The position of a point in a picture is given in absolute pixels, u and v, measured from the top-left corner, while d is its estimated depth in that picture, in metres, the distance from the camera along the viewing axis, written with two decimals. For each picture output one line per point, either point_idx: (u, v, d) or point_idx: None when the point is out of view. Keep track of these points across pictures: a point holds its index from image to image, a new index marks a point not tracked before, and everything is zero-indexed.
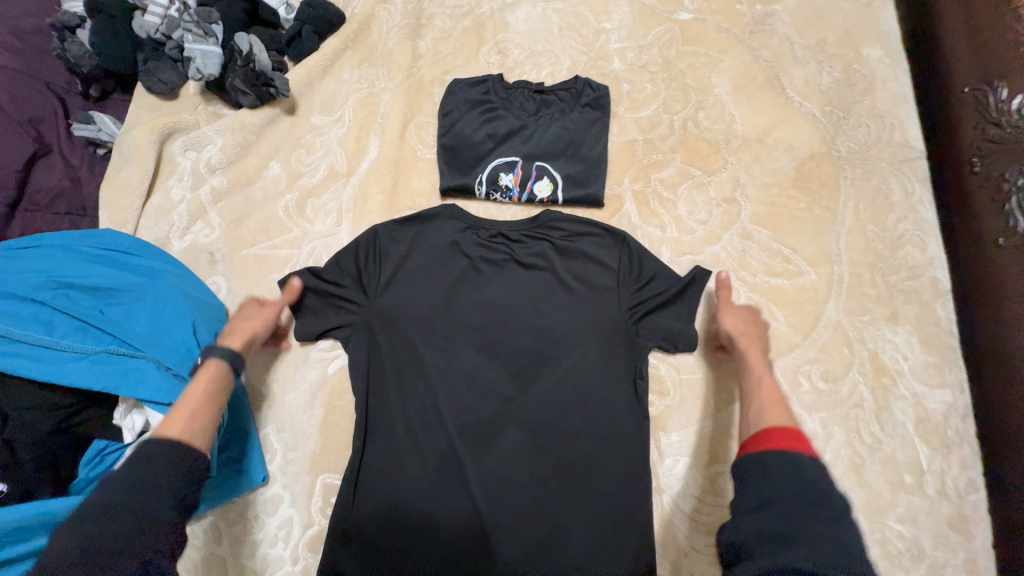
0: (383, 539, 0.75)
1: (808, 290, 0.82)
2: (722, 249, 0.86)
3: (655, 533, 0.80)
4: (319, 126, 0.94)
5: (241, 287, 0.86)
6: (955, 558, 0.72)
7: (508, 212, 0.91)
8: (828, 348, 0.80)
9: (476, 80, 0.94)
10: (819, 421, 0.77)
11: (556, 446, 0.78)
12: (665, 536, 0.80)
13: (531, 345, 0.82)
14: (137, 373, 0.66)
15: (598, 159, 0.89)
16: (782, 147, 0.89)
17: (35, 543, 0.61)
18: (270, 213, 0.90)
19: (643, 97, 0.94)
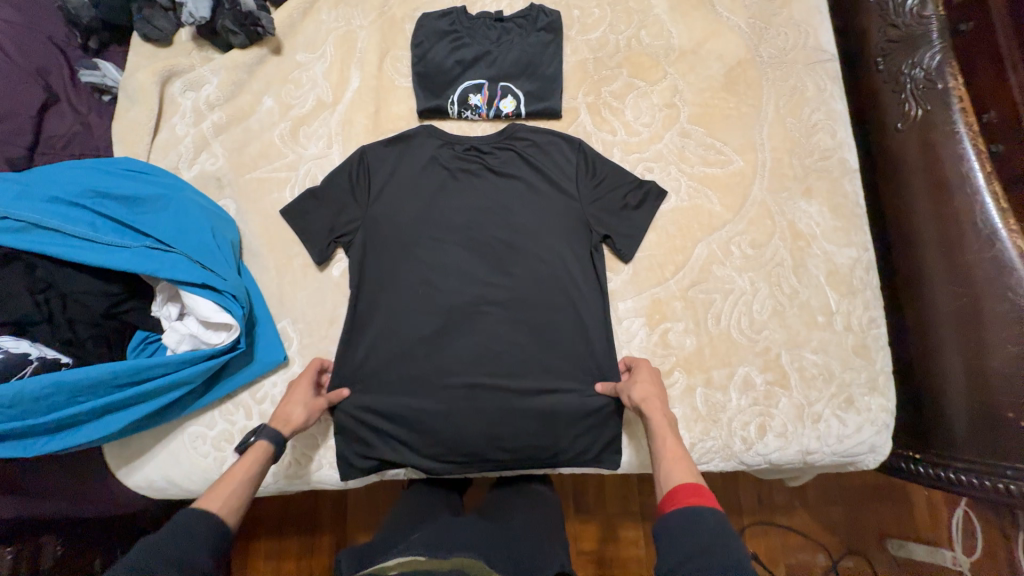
0: (392, 402, 0.90)
1: (737, 175, 0.97)
2: (665, 146, 1.00)
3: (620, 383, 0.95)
4: (304, 63, 1.04)
5: (247, 205, 0.98)
6: (858, 377, 0.90)
7: (478, 128, 1.03)
8: (755, 221, 0.95)
9: (443, 13, 1.05)
10: (748, 279, 0.93)
11: (531, 318, 0.93)
12: None
13: (506, 239, 0.96)
14: (171, 261, 0.78)
15: (554, 76, 1.02)
16: (713, 57, 1.03)
17: (99, 400, 0.76)
18: (267, 140, 1.01)
19: (591, 22, 1.06)
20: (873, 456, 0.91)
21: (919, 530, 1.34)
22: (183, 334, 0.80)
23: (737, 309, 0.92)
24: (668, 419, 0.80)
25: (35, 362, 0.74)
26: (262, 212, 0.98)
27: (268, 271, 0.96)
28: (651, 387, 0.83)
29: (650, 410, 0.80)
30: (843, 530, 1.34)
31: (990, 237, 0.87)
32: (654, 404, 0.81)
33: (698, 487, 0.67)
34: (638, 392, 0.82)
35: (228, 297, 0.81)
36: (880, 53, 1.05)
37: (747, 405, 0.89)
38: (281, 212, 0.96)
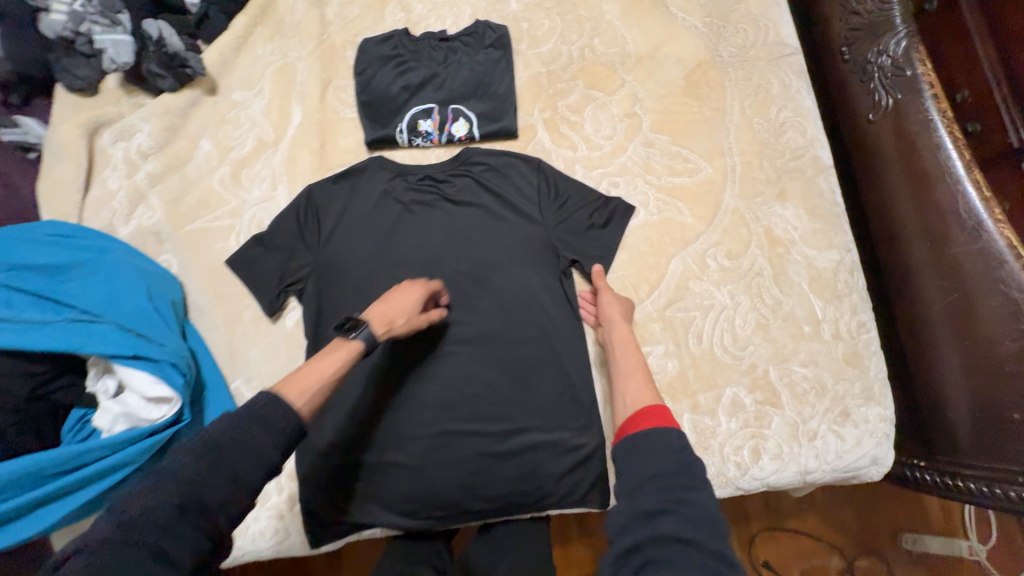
0: (361, 457, 0.84)
1: (706, 183, 0.92)
2: (629, 158, 0.95)
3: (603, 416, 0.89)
4: (241, 102, 0.98)
5: (190, 258, 0.91)
6: (853, 388, 0.84)
7: (432, 155, 0.97)
8: (729, 231, 0.90)
9: (384, 37, 1.00)
10: (727, 292, 0.87)
11: (503, 355, 0.87)
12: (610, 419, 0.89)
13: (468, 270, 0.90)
14: (100, 333, 0.72)
15: (506, 94, 0.97)
16: (671, 60, 0.98)
17: (24, 498, 0.68)
18: (207, 188, 0.94)
19: (541, 33, 1.01)
20: (876, 469, 0.86)
21: (931, 522, 1.28)
22: (116, 413, 0.72)
23: (719, 326, 0.86)
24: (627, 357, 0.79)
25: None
26: (206, 265, 0.91)
27: (217, 329, 0.89)
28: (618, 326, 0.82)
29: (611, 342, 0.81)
30: (856, 530, 1.28)
31: (975, 228, 0.82)
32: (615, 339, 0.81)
33: (649, 408, 0.66)
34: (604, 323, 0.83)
35: (167, 365, 0.75)
36: (844, 42, 1.01)
37: (738, 429, 0.83)
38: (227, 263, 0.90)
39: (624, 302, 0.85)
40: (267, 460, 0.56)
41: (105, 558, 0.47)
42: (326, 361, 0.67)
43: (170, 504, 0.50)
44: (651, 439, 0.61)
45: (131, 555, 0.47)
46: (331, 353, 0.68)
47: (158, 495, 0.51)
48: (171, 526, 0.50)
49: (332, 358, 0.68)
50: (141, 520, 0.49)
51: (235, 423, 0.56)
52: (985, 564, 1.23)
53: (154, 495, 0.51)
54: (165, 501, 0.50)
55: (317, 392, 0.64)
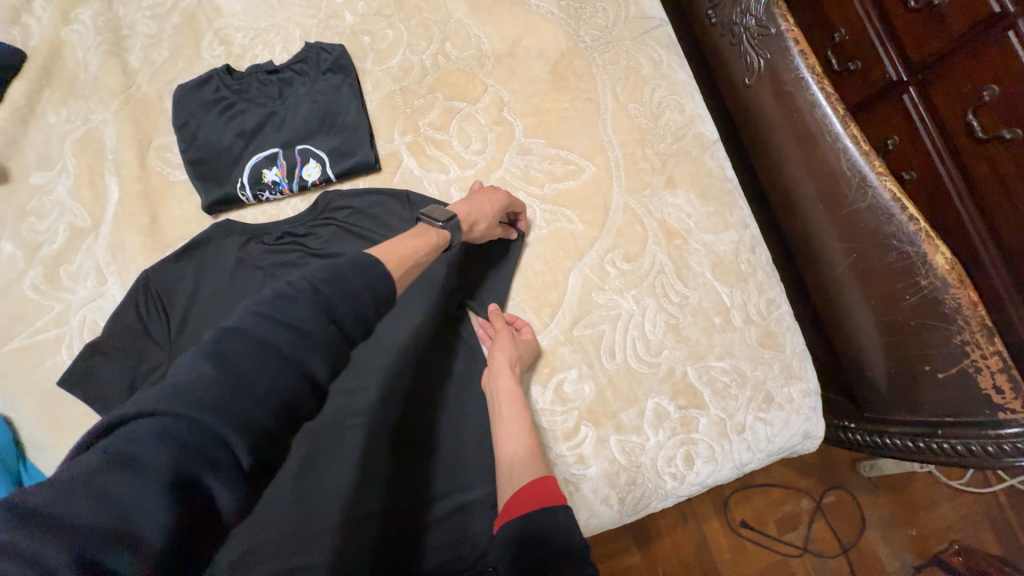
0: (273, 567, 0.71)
1: (592, 184, 0.85)
2: (506, 171, 0.86)
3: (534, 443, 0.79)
4: (42, 185, 0.82)
5: (11, 387, 0.76)
6: (772, 371, 0.81)
7: (288, 207, 0.85)
8: (623, 231, 0.84)
9: (202, 80, 0.86)
10: (632, 298, 0.82)
11: (407, 417, 0.78)
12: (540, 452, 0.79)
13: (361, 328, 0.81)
14: None
15: (358, 123, 0.85)
16: (532, 54, 0.89)
17: None
18: (18, 297, 0.79)
19: (386, 46, 0.89)
20: (809, 443, 0.84)
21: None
22: None
23: (630, 335, 0.81)
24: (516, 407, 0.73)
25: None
26: (34, 391, 0.77)
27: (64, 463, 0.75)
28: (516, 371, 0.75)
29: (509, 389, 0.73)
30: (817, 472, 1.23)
31: (862, 184, 0.79)
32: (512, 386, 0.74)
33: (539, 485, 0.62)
34: (505, 366, 0.74)
35: None
36: (709, 4, 0.95)
37: (667, 439, 0.79)
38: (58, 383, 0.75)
39: (522, 340, 0.78)
40: (361, 311, 0.46)
41: (156, 438, 0.34)
42: (414, 242, 0.63)
43: (268, 362, 0.39)
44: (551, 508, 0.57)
45: (193, 433, 0.35)
46: (421, 238, 0.64)
47: (237, 350, 0.39)
48: (257, 392, 0.38)
49: (419, 239, 0.64)
50: (216, 387, 0.37)
51: (337, 277, 0.47)
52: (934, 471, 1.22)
53: (238, 351, 0.39)
54: (249, 355, 0.39)
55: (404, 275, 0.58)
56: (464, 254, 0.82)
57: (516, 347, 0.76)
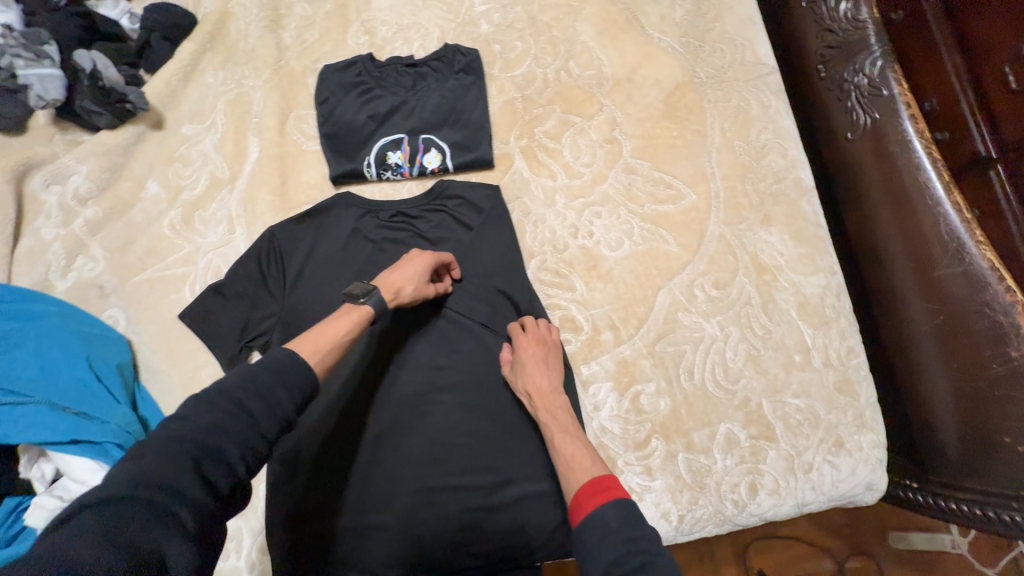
0: (349, 519, 0.78)
1: (691, 210, 0.89)
2: (611, 186, 0.91)
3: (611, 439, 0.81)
4: (191, 137, 0.90)
5: (139, 313, 0.83)
6: (845, 417, 0.83)
7: (403, 189, 0.91)
8: (715, 259, 0.87)
9: (347, 63, 0.93)
10: (717, 323, 0.85)
11: (488, 402, 0.82)
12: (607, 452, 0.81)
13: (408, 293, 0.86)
14: (30, 417, 0.64)
15: (481, 121, 0.91)
16: (649, 82, 0.95)
17: None
18: (156, 234, 0.86)
19: (514, 56, 0.96)
20: (871, 494, 0.84)
21: (917, 517, 1.21)
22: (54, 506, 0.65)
23: (710, 359, 0.83)
24: (563, 412, 0.76)
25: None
26: (157, 320, 0.83)
27: (173, 389, 0.80)
28: (539, 378, 0.77)
29: (540, 407, 0.76)
30: (846, 537, 1.21)
31: (958, 251, 0.81)
32: (544, 400, 0.76)
33: (594, 484, 0.64)
34: (525, 383, 0.77)
35: (109, 446, 0.67)
36: (820, 59, 1.00)
37: (734, 465, 0.81)
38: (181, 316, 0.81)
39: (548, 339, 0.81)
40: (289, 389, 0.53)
41: (96, 518, 0.40)
42: (338, 324, 0.65)
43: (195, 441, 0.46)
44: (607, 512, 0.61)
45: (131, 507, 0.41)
46: (345, 317, 0.67)
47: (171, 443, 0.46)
48: (182, 468, 0.44)
49: (342, 321, 0.66)
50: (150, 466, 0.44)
51: (248, 378, 0.52)
52: (970, 556, 1.19)
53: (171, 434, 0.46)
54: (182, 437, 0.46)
55: (331, 349, 0.62)
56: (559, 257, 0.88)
57: (534, 365, 0.78)
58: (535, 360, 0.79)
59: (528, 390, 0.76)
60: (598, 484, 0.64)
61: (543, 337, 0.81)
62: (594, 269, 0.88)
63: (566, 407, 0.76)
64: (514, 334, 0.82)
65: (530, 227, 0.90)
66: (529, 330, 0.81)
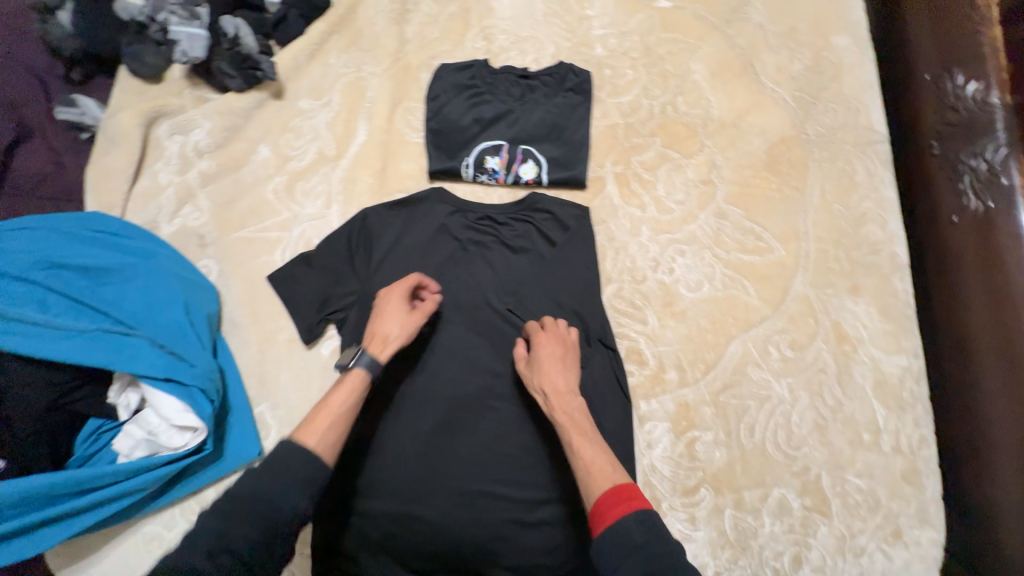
0: (385, 506, 0.78)
1: (777, 265, 0.88)
2: (699, 227, 0.90)
3: (661, 479, 0.80)
4: (307, 111, 0.95)
5: (231, 268, 0.87)
6: (907, 508, 0.79)
7: (495, 194, 0.93)
8: (795, 319, 0.86)
9: (463, 65, 0.96)
10: (786, 385, 0.83)
11: (541, 417, 0.83)
12: (652, 492, 0.80)
13: (479, 296, 0.87)
14: (133, 348, 0.67)
15: (582, 142, 0.93)
16: (755, 130, 0.94)
17: (25, 518, 0.63)
18: (259, 196, 0.90)
19: (624, 83, 0.97)
20: None
21: None
22: (138, 438, 0.68)
23: (774, 420, 0.81)
24: (581, 415, 0.72)
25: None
26: (247, 278, 0.87)
27: (250, 345, 0.84)
28: (557, 377, 0.74)
29: (557, 408, 0.72)
30: None
31: None
32: (560, 401, 0.73)
33: (616, 495, 0.61)
34: (542, 382, 0.74)
35: (195, 391, 0.69)
36: (935, 136, 0.86)
37: (781, 533, 0.78)
38: (270, 279, 0.86)
39: (566, 341, 0.79)
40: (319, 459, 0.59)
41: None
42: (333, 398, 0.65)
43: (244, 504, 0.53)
44: (635, 529, 0.58)
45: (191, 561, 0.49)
46: (344, 386, 0.67)
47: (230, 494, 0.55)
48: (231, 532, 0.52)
49: (339, 394, 0.66)
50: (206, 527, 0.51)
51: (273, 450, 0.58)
52: None
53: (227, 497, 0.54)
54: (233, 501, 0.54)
55: (330, 428, 0.62)
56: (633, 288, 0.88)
57: (548, 362, 0.75)
58: (552, 358, 0.76)
59: (545, 388, 0.73)
60: (622, 493, 0.61)
61: (563, 335, 0.80)
62: (669, 306, 0.87)
63: (583, 410, 0.73)
64: (531, 331, 0.81)
65: (611, 253, 0.90)
66: (546, 330, 0.80)
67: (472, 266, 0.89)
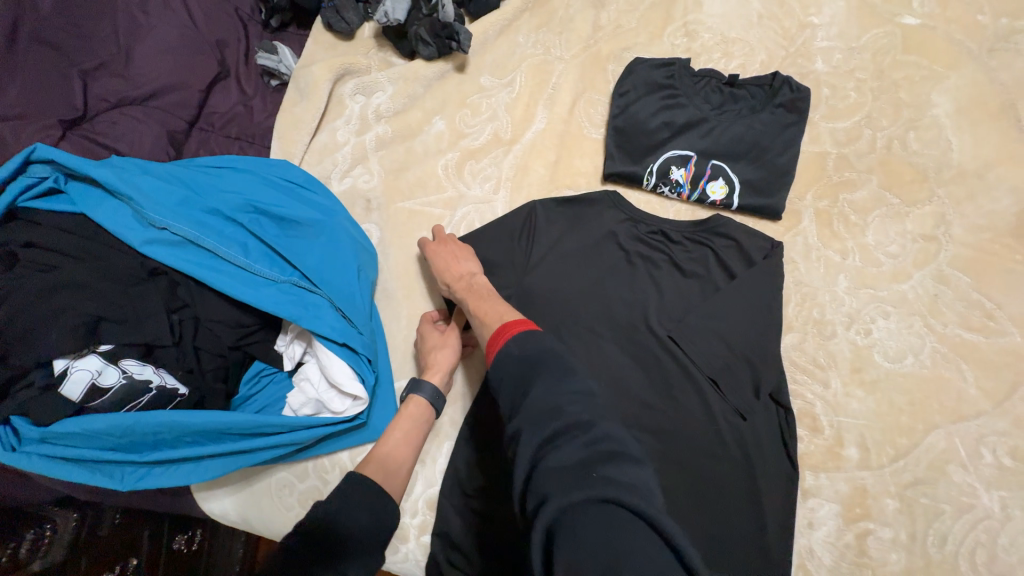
0: (506, 516, 0.73)
1: (1008, 353, 0.73)
2: (912, 290, 0.77)
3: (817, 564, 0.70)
4: (487, 88, 0.91)
5: (393, 238, 0.86)
6: None
7: (670, 209, 0.86)
8: (1022, 423, 0.71)
9: (662, 62, 0.87)
10: (998, 499, 0.69)
11: (695, 466, 0.71)
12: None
13: (639, 313, 0.79)
14: (316, 307, 0.67)
15: (786, 167, 0.82)
16: (1004, 187, 0.78)
17: (198, 449, 0.65)
18: (429, 168, 0.88)
19: (844, 106, 0.84)
20: None
21: None
22: (309, 397, 0.69)
23: (976, 537, 0.68)
24: (482, 286, 0.72)
25: (121, 384, 0.59)
26: (407, 251, 0.86)
27: (400, 318, 0.83)
28: (451, 265, 0.76)
29: (458, 290, 0.73)
30: None
31: None
32: (465, 282, 0.74)
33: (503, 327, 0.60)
34: (442, 276, 0.75)
35: (362, 360, 0.69)
36: None
37: None
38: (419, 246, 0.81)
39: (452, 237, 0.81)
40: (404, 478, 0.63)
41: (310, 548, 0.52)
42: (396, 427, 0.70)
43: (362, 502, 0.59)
44: (518, 345, 0.56)
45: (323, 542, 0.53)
46: (402, 418, 0.71)
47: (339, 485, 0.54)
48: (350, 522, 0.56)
49: (400, 423, 0.70)
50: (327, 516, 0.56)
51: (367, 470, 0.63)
52: None
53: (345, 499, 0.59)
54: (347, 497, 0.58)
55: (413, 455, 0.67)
56: (815, 341, 0.77)
57: (452, 253, 0.78)
58: (442, 249, 0.78)
59: (443, 277, 0.74)
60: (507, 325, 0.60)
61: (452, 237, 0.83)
62: (859, 372, 0.75)
63: (486, 283, 0.73)
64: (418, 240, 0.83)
65: (796, 298, 0.79)
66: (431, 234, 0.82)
67: (634, 281, 0.80)
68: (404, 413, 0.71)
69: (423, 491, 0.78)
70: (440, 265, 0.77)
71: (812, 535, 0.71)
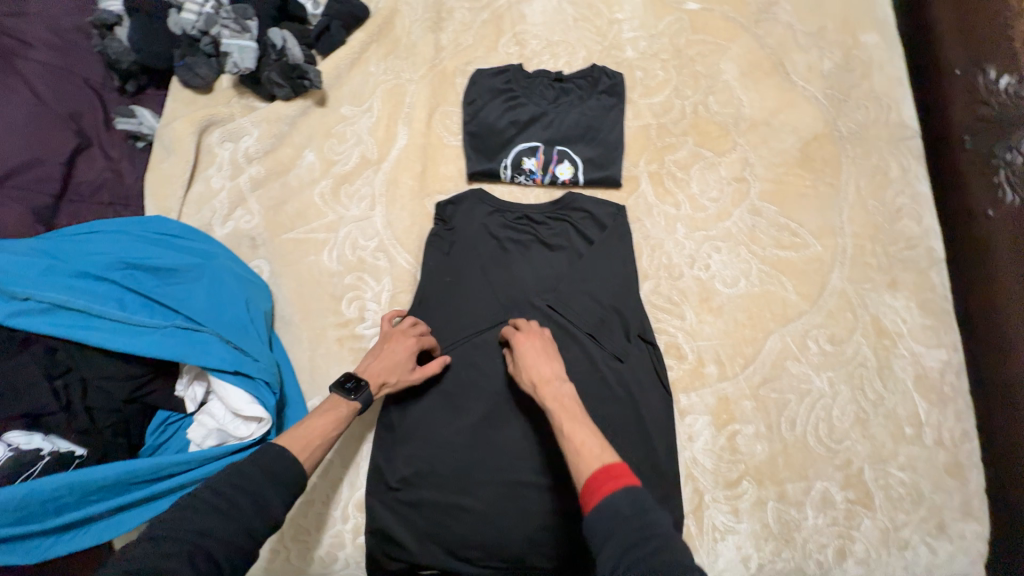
0: (428, 497, 0.79)
1: (814, 261, 0.89)
2: (734, 225, 0.92)
3: (700, 470, 0.81)
4: (349, 116, 0.99)
5: (282, 269, 0.91)
6: (951, 501, 0.79)
7: (531, 195, 0.96)
8: (833, 313, 0.87)
9: (498, 70, 0.99)
10: (827, 379, 0.84)
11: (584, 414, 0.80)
12: (692, 482, 0.81)
13: (519, 292, 0.87)
14: (203, 344, 0.71)
15: (616, 143, 0.95)
16: (787, 129, 0.96)
17: (111, 502, 0.66)
18: (306, 199, 0.94)
19: (655, 84, 0.99)
20: None
21: None
22: (210, 428, 0.72)
23: (816, 414, 0.82)
24: (570, 400, 0.67)
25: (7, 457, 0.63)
26: (298, 278, 0.91)
27: (300, 340, 0.87)
28: (543, 366, 0.72)
29: (544, 394, 0.68)
30: None
31: None
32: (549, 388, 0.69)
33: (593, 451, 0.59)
34: (529, 372, 0.72)
35: (261, 384, 0.72)
36: (966, 131, 0.86)
37: (825, 525, 0.79)
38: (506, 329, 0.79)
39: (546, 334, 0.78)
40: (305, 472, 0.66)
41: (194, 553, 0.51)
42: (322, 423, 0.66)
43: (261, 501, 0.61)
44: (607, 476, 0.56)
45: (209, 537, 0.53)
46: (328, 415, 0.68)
47: (220, 513, 0.53)
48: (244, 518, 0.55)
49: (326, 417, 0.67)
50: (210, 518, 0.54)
51: None
52: None
53: None
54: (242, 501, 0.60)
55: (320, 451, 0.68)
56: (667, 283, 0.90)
57: (540, 353, 0.74)
58: (536, 350, 0.74)
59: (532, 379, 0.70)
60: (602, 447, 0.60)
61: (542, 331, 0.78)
62: (706, 301, 0.89)
63: (573, 396, 0.68)
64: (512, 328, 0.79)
65: (647, 250, 0.92)
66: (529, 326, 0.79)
67: (511, 265, 0.89)
68: (332, 412, 0.68)
69: (350, 496, 0.83)
70: (524, 360, 0.73)
71: (692, 446, 0.82)
